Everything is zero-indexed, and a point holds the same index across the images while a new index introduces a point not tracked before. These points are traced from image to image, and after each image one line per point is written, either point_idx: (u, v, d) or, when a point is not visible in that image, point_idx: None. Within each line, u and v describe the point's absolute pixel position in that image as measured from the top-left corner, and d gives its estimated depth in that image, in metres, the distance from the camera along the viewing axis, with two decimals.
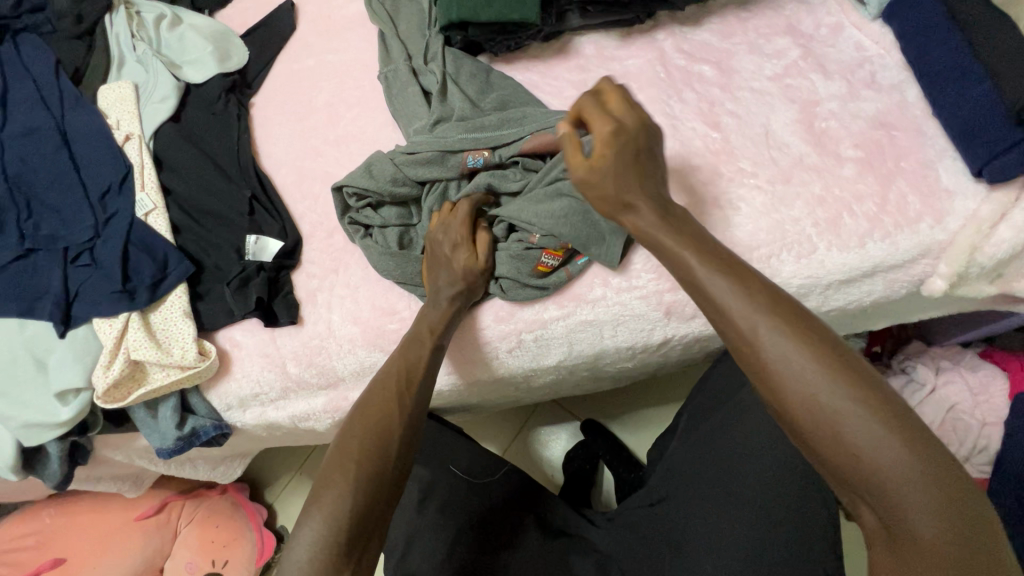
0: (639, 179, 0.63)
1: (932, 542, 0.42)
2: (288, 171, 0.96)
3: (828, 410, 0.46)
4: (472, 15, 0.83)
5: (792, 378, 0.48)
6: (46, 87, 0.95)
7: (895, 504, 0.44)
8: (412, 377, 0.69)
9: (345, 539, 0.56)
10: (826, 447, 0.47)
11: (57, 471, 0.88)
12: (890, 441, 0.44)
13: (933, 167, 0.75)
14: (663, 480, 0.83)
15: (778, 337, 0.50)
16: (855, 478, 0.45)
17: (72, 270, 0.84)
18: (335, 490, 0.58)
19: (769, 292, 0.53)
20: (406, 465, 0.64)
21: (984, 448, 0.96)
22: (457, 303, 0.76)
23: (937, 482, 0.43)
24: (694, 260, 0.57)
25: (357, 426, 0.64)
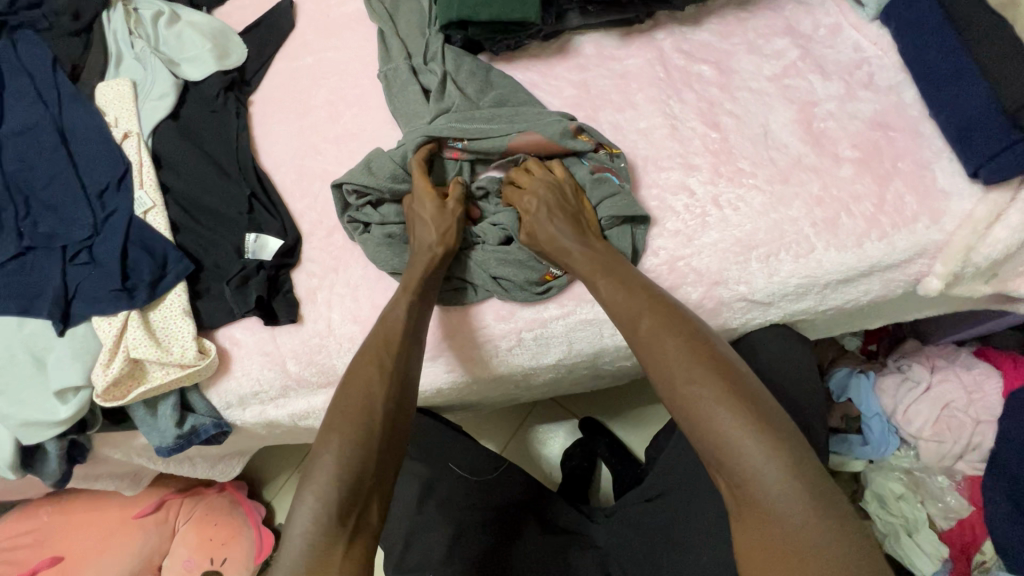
0: (566, 225, 0.75)
1: (761, 484, 0.52)
2: (288, 170, 0.96)
3: (682, 385, 0.59)
4: (472, 14, 0.83)
5: (660, 365, 0.61)
6: (43, 84, 0.94)
7: (735, 467, 0.53)
8: (391, 339, 0.70)
9: (337, 510, 0.57)
10: (685, 416, 0.58)
11: (56, 469, 0.88)
12: (727, 407, 0.56)
13: (930, 168, 0.76)
14: (659, 476, 0.82)
15: (652, 333, 0.63)
16: (704, 443, 0.56)
17: (71, 268, 0.84)
18: (323, 464, 0.59)
19: (654, 297, 0.67)
20: (396, 425, 0.65)
21: (977, 446, 0.97)
22: (430, 253, 0.76)
23: (765, 438, 0.53)
24: (601, 274, 0.70)
25: (340, 398, 0.65)
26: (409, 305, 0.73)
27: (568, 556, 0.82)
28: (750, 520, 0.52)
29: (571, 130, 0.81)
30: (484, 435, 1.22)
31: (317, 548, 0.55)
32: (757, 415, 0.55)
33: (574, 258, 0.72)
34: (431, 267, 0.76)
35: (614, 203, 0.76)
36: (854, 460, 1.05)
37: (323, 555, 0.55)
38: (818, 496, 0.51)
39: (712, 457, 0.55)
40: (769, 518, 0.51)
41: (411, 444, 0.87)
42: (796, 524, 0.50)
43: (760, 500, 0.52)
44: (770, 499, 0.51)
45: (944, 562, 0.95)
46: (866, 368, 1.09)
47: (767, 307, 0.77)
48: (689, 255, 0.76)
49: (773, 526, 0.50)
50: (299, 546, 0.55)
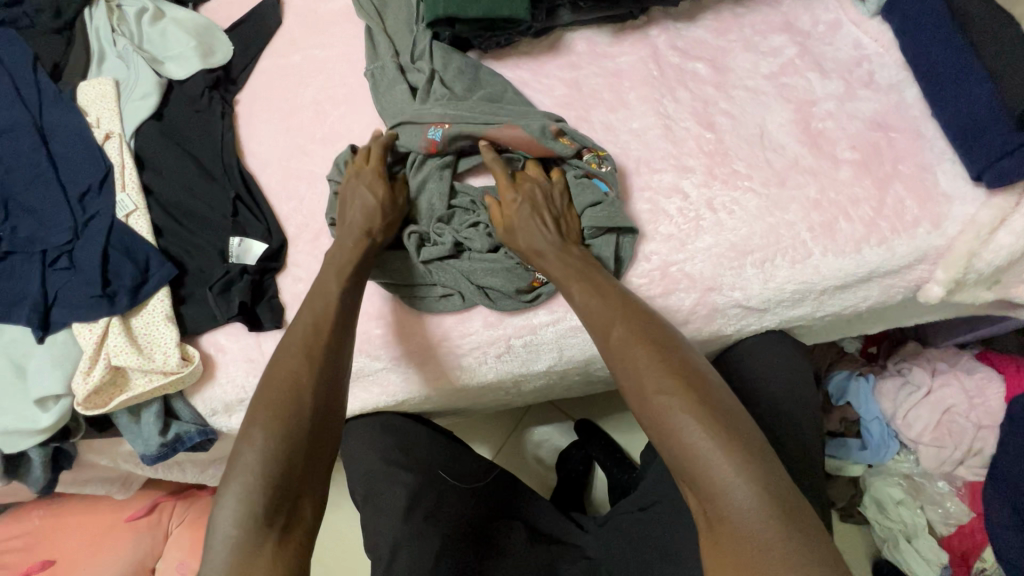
0: (541, 225, 0.72)
1: (730, 498, 0.50)
2: (273, 171, 0.94)
3: (651, 398, 0.57)
4: (459, 10, 0.80)
5: (631, 376, 0.59)
6: (21, 82, 0.92)
7: (705, 482, 0.52)
8: (321, 327, 0.68)
9: (264, 507, 0.55)
10: (654, 429, 0.56)
11: (40, 476, 0.86)
12: (698, 420, 0.54)
13: (931, 170, 0.73)
14: (654, 484, 0.81)
15: (624, 343, 0.61)
16: (674, 457, 0.54)
17: (50, 273, 0.82)
18: (245, 459, 0.58)
19: (626, 305, 0.65)
20: (326, 414, 0.63)
21: (978, 452, 0.95)
22: (365, 239, 0.75)
23: (736, 454, 0.52)
24: (574, 280, 0.68)
25: (265, 391, 0.63)
26: (341, 292, 0.71)
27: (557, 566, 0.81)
28: (720, 537, 0.50)
29: (551, 131, 0.79)
30: (478, 438, 1.21)
31: (241, 548, 0.54)
32: (727, 429, 0.53)
33: (549, 261, 0.71)
34: (361, 251, 0.75)
35: (595, 214, 0.74)
36: (853, 464, 1.02)
37: (254, 550, 0.54)
38: (787, 510, 0.49)
39: (683, 472, 0.54)
40: (737, 532, 0.49)
41: (403, 452, 0.86)
42: (764, 538, 0.48)
43: (730, 515, 0.50)
44: (740, 515, 0.49)
45: (945, 568, 0.95)
46: (866, 371, 1.06)
47: (761, 313, 0.75)
48: (682, 261, 0.74)
49: (742, 541, 0.48)
50: (225, 545, 0.54)
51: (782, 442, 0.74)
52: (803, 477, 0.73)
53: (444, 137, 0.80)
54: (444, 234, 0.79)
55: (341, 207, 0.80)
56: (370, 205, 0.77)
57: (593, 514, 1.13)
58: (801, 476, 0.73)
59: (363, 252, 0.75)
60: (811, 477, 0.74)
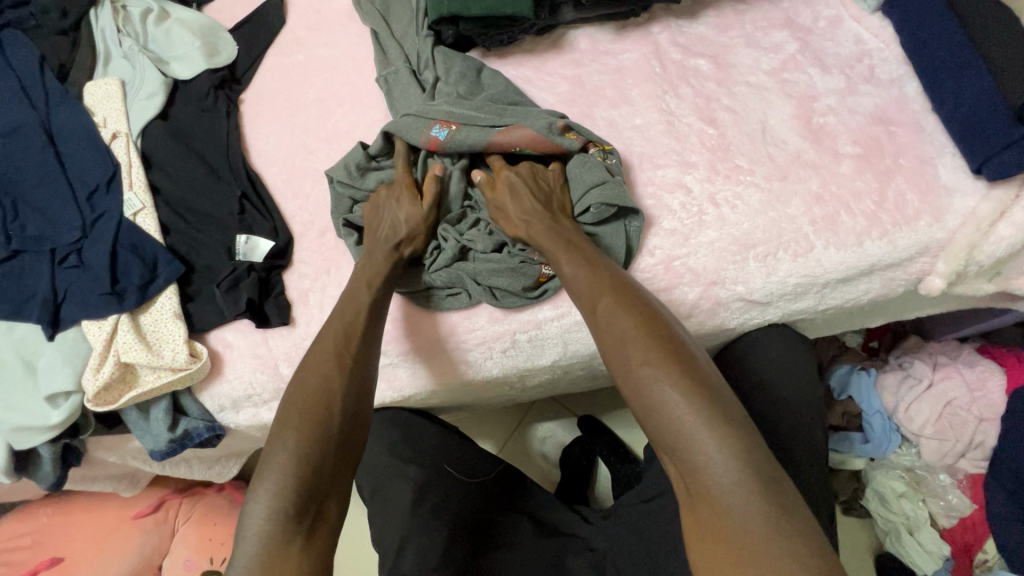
0: (530, 198, 0.75)
1: (711, 470, 0.51)
2: (279, 170, 0.95)
3: (635, 369, 0.57)
4: (463, 8, 0.81)
5: (617, 348, 0.60)
6: (29, 83, 0.93)
7: (687, 454, 0.52)
8: (351, 335, 0.69)
9: (295, 507, 0.56)
10: (637, 399, 0.57)
11: (51, 474, 0.87)
12: (680, 392, 0.54)
13: (932, 164, 0.74)
14: (657, 478, 0.82)
15: (610, 317, 0.62)
16: (656, 428, 0.55)
17: (60, 271, 0.82)
18: (279, 458, 0.58)
19: (614, 280, 0.66)
20: (356, 417, 0.64)
21: (980, 443, 0.96)
22: (396, 253, 0.77)
23: (717, 425, 0.52)
24: (564, 257, 0.69)
25: (296, 394, 0.64)
26: (374, 303, 0.72)
27: (563, 560, 0.80)
28: (700, 509, 0.51)
29: (559, 125, 0.79)
30: (482, 435, 1.22)
31: (271, 544, 0.54)
32: (709, 399, 0.54)
33: (543, 236, 0.72)
34: (393, 264, 0.76)
35: (603, 194, 0.74)
36: (854, 457, 1.04)
37: (283, 548, 0.54)
38: (767, 482, 0.50)
39: (664, 442, 0.54)
40: (716, 503, 0.50)
41: (409, 447, 0.87)
42: (742, 511, 0.49)
43: (709, 487, 0.50)
44: (721, 487, 0.50)
45: (947, 560, 0.96)
46: (867, 366, 1.07)
47: (764, 307, 0.76)
48: (685, 255, 0.75)
49: (720, 513, 0.49)
50: (256, 540, 0.55)
51: (786, 436, 0.75)
52: (806, 467, 0.74)
53: (449, 138, 0.80)
54: (449, 238, 0.80)
55: (372, 217, 0.81)
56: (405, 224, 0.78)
57: (598, 508, 1.14)
58: (804, 466, 0.74)
59: (394, 266, 0.76)
60: (813, 468, 0.75)
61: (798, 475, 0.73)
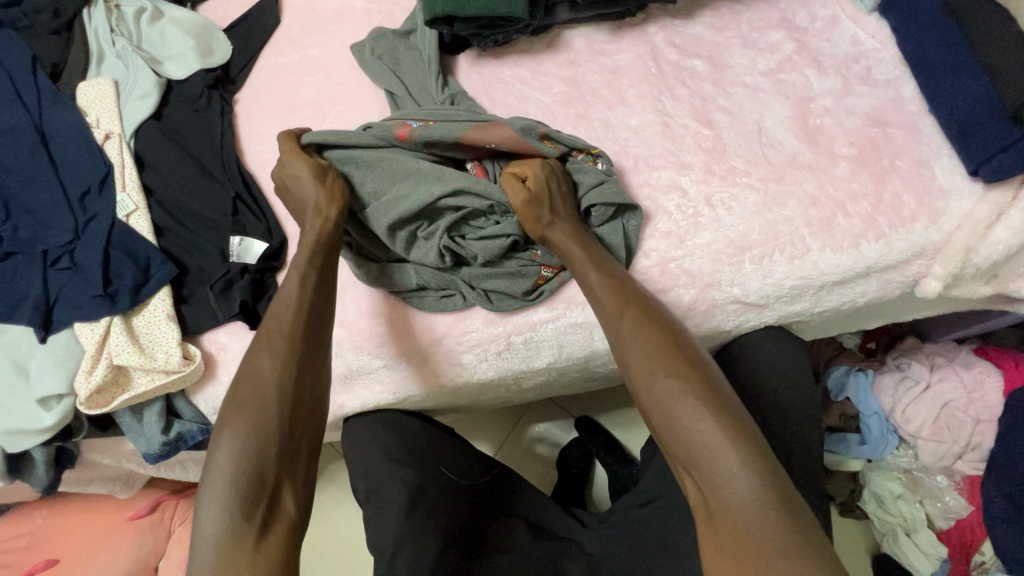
0: (564, 205, 0.73)
1: (733, 486, 0.51)
2: (273, 171, 0.94)
3: (659, 386, 0.57)
4: (457, 8, 0.80)
5: (640, 363, 0.60)
6: (21, 83, 0.92)
7: (710, 470, 0.52)
8: (281, 315, 0.68)
9: (238, 507, 0.56)
10: (660, 414, 0.57)
11: (44, 476, 0.87)
12: (706, 410, 0.54)
13: (929, 165, 0.74)
14: (653, 481, 0.82)
15: (633, 331, 0.62)
16: (676, 442, 0.55)
17: (52, 273, 0.82)
18: (221, 459, 0.59)
19: (637, 296, 0.66)
20: (294, 398, 0.63)
21: (976, 446, 0.96)
22: (318, 217, 0.74)
23: (742, 444, 0.52)
24: (586, 270, 0.68)
25: (234, 388, 0.63)
26: (300, 277, 0.70)
27: (558, 564, 0.80)
28: (715, 522, 0.51)
29: (537, 133, 0.77)
30: (477, 436, 1.21)
31: (223, 544, 0.55)
32: (733, 418, 0.54)
33: (575, 251, 0.70)
34: (319, 231, 0.73)
35: (603, 193, 0.74)
36: (852, 459, 1.03)
37: (234, 546, 0.55)
38: (787, 499, 0.50)
39: (683, 456, 0.54)
40: (737, 519, 0.49)
41: (404, 447, 0.85)
42: (764, 527, 0.48)
43: (726, 500, 0.50)
44: (738, 501, 0.50)
45: (943, 561, 0.95)
46: (864, 367, 1.07)
47: (760, 309, 0.76)
48: (681, 257, 0.74)
49: (740, 528, 0.49)
50: (210, 543, 0.55)
51: (783, 438, 0.74)
52: (804, 471, 0.73)
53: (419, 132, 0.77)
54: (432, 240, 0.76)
55: (289, 196, 0.78)
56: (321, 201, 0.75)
57: (595, 511, 1.13)
58: (800, 469, 0.73)
59: (321, 231, 0.73)
60: (810, 471, 0.74)
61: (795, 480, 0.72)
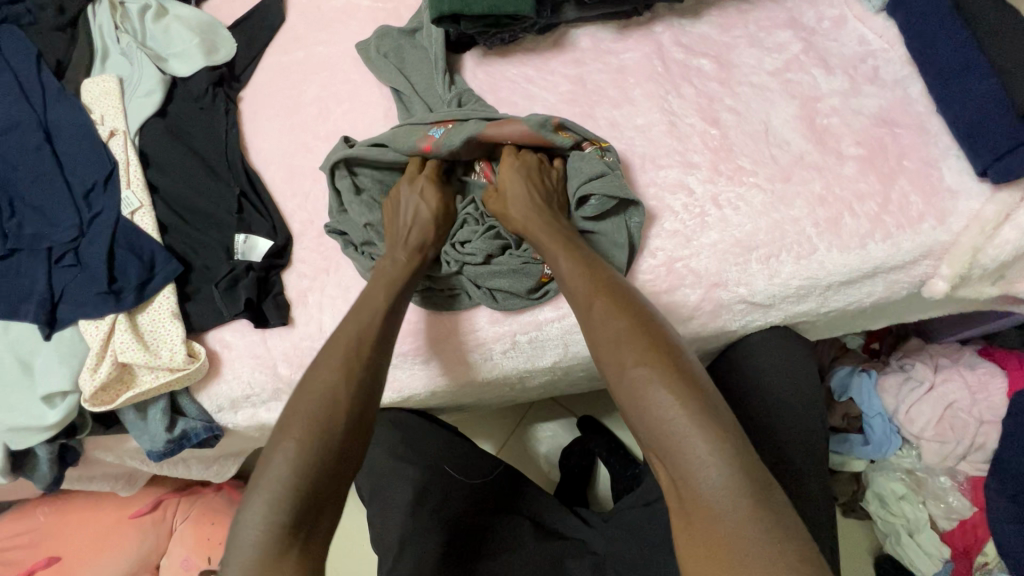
0: (535, 195, 0.75)
1: (702, 475, 0.50)
2: (278, 169, 0.94)
3: (628, 372, 0.57)
4: (464, 7, 0.80)
5: (611, 350, 0.59)
6: (26, 80, 0.92)
7: (680, 460, 0.51)
8: (363, 344, 0.66)
9: (289, 518, 0.54)
10: (629, 402, 0.56)
11: (47, 473, 0.86)
12: (673, 396, 0.54)
13: (936, 166, 0.73)
14: (657, 480, 0.82)
15: (604, 318, 0.61)
16: (645, 430, 0.55)
17: (56, 270, 0.82)
18: (276, 467, 0.56)
19: (609, 282, 0.65)
20: (361, 427, 0.62)
21: (981, 446, 0.96)
22: (421, 257, 0.76)
23: (709, 430, 0.51)
24: (562, 259, 0.68)
25: (302, 400, 0.61)
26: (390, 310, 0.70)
27: (562, 563, 0.80)
28: (690, 514, 0.50)
29: (552, 124, 0.78)
30: (481, 435, 1.21)
31: (264, 553, 0.52)
32: (699, 403, 0.53)
33: (545, 242, 0.71)
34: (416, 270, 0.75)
35: (603, 186, 0.74)
36: (854, 459, 1.04)
37: (276, 556, 0.53)
38: (758, 487, 0.49)
39: (654, 445, 0.54)
40: (708, 509, 0.49)
41: (409, 446, 0.87)
42: (735, 519, 0.48)
43: (698, 491, 0.50)
44: (711, 492, 0.49)
45: (946, 563, 0.95)
46: (868, 367, 1.07)
47: (766, 309, 0.76)
48: (687, 257, 0.74)
49: (712, 519, 0.48)
50: (250, 548, 0.53)
51: (787, 438, 0.74)
52: (807, 470, 0.73)
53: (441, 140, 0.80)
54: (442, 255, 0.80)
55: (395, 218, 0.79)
56: (426, 219, 0.78)
57: (597, 509, 1.13)
58: (806, 470, 0.73)
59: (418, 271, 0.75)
60: (816, 473, 0.74)
61: (799, 480, 0.73)
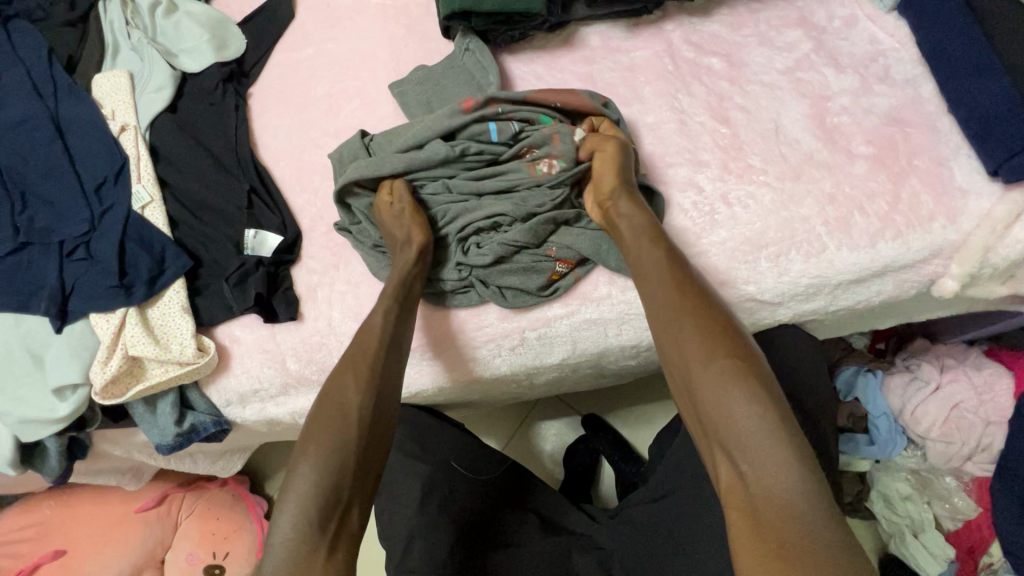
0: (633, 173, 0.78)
1: (776, 478, 0.50)
2: (287, 165, 0.95)
3: (711, 370, 0.56)
4: (476, 5, 0.81)
5: (692, 347, 0.59)
6: (38, 73, 0.92)
7: (754, 460, 0.51)
8: (370, 348, 0.69)
9: (316, 516, 0.57)
10: (705, 399, 0.56)
11: (56, 467, 0.87)
12: (757, 400, 0.53)
13: (947, 165, 0.74)
14: (664, 478, 0.81)
15: (689, 314, 0.61)
16: (724, 429, 0.54)
17: (67, 264, 0.82)
18: (302, 471, 0.59)
19: (686, 278, 0.64)
20: (376, 430, 0.64)
21: (987, 447, 0.95)
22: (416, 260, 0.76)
23: (790, 437, 0.52)
24: (642, 251, 0.68)
25: (320, 408, 0.65)
26: (386, 313, 0.71)
27: (569, 558, 0.80)
28: (758, 511, 0.49)
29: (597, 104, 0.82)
30: (485, 432, 1.22)
31: (295, 554, 0.55)
32: (779, 409, 0.53)
33: (636, 224, 0.71)
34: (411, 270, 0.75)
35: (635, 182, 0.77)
36: (860, 460, 1.03)
37: (307, 559, 0.55)
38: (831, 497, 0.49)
39: (730, 443, 0.53)
40: (780, 511, 0.48)
41: (416, 442, 0.87)
42: (809, 521, 0.47)
43: (770, 490, 0.50)
44: (786, 494, 0.49)
45: (950, 563, 0.96)
46: (874, 367, 1.07)
47: (775, 307, 0.76)
48: (696, 255, 0.74)
49: (783, 519, 0.48)
50: (282, 549, 0.56)
51: None
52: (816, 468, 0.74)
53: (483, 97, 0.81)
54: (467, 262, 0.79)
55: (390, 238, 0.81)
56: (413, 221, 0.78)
57: (601, 507, 1.14)
58: None
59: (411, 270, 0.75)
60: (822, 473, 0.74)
61: None
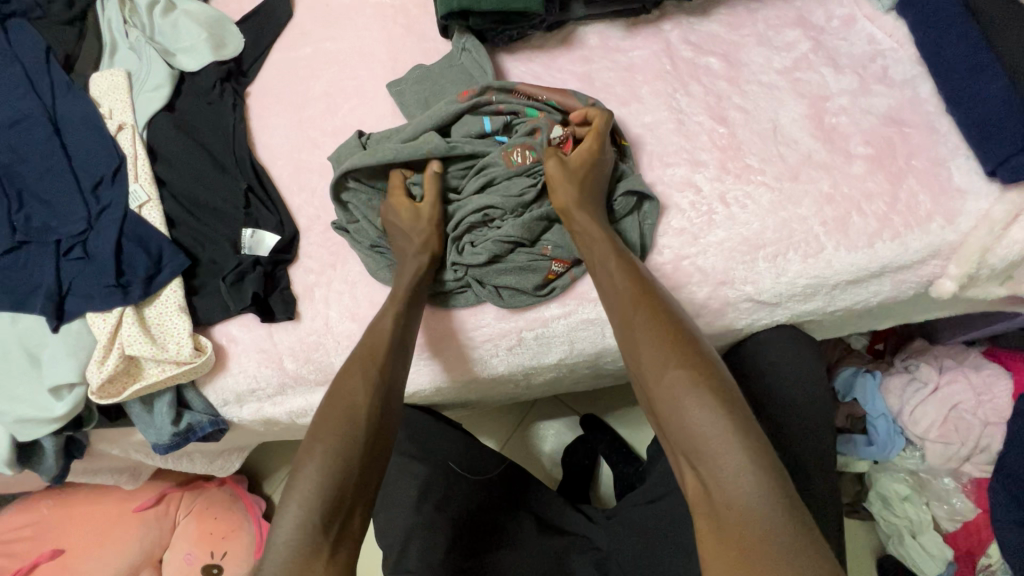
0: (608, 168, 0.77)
1: (735, 484, 0.50)
2: (284, 164, 0.95)
3: (668, 380, 0.57)
4: (474, 4, 0.81)
5: (650, 358, 0.59)
6: (35, 72, 0.92)
7: (715, 468, 0.52)
8: (379, 350, 0.69)
9: (320, 516, 0.57)
10: (666, 408, 0.56)
11: (53, 466, 0.87)
12: (713, 408, 0.54)
13: (946, 166, 0.73)
14: (659, 480, 0.81)
15: (647, 323, 0.61)
16: (684, 439, 0.54)
17: (64, 263, 0.82)
18: (308, 471, 0.59)
19: (645, 287, 0.65)
20: (382, 433, 0.64)
21: (985, 448, 0.95)
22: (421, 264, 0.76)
23: (747, 441, 0.52)
24: (604, 258, 0.68)
25: (327, 408, 0.64)
26: (397, 316, 0.71)
27: (565, 557, 0.81)
28: (721, 518, 0.50)
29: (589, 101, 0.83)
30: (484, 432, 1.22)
31: (297, 556, 0.55)
32: (737, 414, 0.54)
33: (597, 230, 0.71)
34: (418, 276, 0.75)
35: (624, 184, 0.77)
36: (858, 460, 1.03)
37: (309, 561, 0.55)
38: (791, 499, 0.50)
39: (691, 451, 0.54)
40: (740, 517, 0.49)
41: (414, 442, 0.87)
42: (770, 526, 0.48)
43: (730, 496, 0.50)
44: (745, 500, 0.50)
45: (949, 564, 0.96)
46: (873, 367, 1.06)
47: (773, 307, 0.75)
48: (694, 255, 0.74)
49: (745, 526, 0.49)
50: (284, 550, 0.56)
51: (793, 436, 0.74)
52: (812, 469, 0.74)
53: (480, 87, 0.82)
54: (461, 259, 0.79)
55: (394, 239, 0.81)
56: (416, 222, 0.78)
57: (600, 508, 1.14)
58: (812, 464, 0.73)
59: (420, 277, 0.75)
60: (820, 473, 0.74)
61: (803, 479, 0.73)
